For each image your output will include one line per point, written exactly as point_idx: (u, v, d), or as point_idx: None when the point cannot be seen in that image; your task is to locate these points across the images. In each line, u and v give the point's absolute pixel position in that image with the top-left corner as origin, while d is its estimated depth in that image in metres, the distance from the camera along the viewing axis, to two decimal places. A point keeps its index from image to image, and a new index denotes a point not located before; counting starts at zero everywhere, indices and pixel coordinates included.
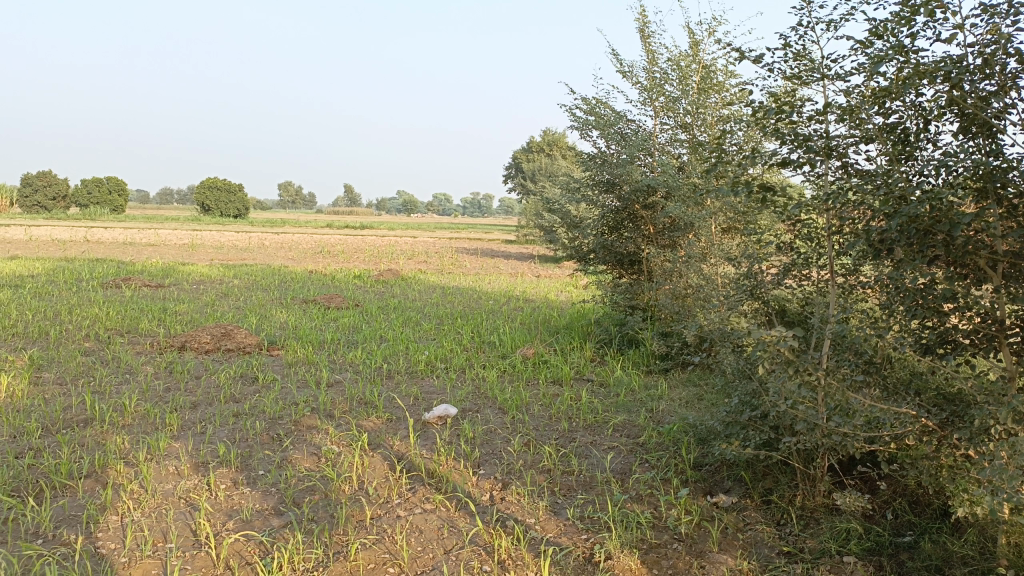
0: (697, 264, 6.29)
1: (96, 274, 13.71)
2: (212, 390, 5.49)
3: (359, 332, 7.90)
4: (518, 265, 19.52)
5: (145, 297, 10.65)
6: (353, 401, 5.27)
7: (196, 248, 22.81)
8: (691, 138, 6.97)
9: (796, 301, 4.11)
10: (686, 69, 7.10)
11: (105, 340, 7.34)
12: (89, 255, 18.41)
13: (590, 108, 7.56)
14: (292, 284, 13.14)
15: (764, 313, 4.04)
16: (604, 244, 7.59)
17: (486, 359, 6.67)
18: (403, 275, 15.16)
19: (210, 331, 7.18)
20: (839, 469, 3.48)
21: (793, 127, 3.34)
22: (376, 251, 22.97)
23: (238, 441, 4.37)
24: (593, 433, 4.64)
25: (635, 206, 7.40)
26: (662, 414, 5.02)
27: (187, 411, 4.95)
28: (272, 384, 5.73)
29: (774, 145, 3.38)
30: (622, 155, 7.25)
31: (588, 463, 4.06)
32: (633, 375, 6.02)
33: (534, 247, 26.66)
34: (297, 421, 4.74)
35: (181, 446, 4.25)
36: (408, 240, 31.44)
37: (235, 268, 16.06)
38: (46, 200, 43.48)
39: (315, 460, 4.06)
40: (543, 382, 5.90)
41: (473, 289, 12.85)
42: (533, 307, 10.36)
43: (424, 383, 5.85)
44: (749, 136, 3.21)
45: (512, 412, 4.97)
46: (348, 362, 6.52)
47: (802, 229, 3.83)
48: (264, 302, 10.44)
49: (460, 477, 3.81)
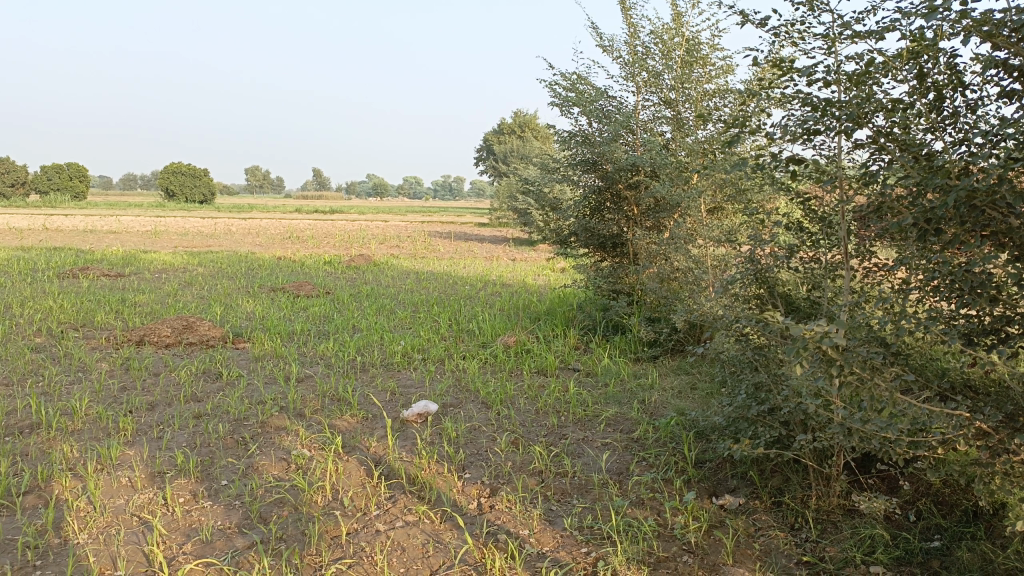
0: (685, 246, 6.02)
1: (53, 263, 13.08)
2: (172, 389, 5.09)
3: (330, 322, 7.51)
4: (492, 248, 19.15)
5: (104, 287, 10.14)
6: (325, 398, 4.91)
7: (158, 235, 22.12)
8: (675, 115, 6.66)
9: (801, 285, 3.84)
10: (669, 43, 6.76)
11: (58, 334, 6.88)
12: (47, 244, 17.69)
13: (570, 84, 7.20)
14: (260, 271, 12.67)
15: (769, 300, 3.77)
16: (586, 226, 7.27)
17: (466, 349, 6.34)
18: (375, 260, 14.75)
19: (170, 324, 6.75)
20: (856, 467, 3.24)
21: (802, 98, 3.05)
22: (346, 236, 22.45)
23: (198, 445, 4.00)
24: (584, 428, 4.35)
25: (618, 186, 7.07)
26: (655, 406, 4.75)
27: (144, 414, 4.57)
28: (237, 381, 5.35)
29: (783, 120, 3.09)
30: (605, 133, 6.91)
31: (582, 463, 3.76)
32: (621, 363, 5.73)
33: (507, 230, 26.35)
34: (264, 422, 4.37)
35: (134, 454, 3.88)
36: (380, 224, 30.97)
37: (200, 256, 15.51)
38: (4, 187, 42.21)
39: (284, 467, 3.71)
40: (527, 372, 5.59)
41: (448, 273, 12.48)
42: (510, 292, 10.02)
43: (400, 376, 5.51)
44: (755, 115, 2.90)
45: (497, 408, 4.65)
46: (319, 354, 6.15)
47: (813, 207, 3.56)
48: (229, 291, 9.97)
49: (444, 484, 3.50)
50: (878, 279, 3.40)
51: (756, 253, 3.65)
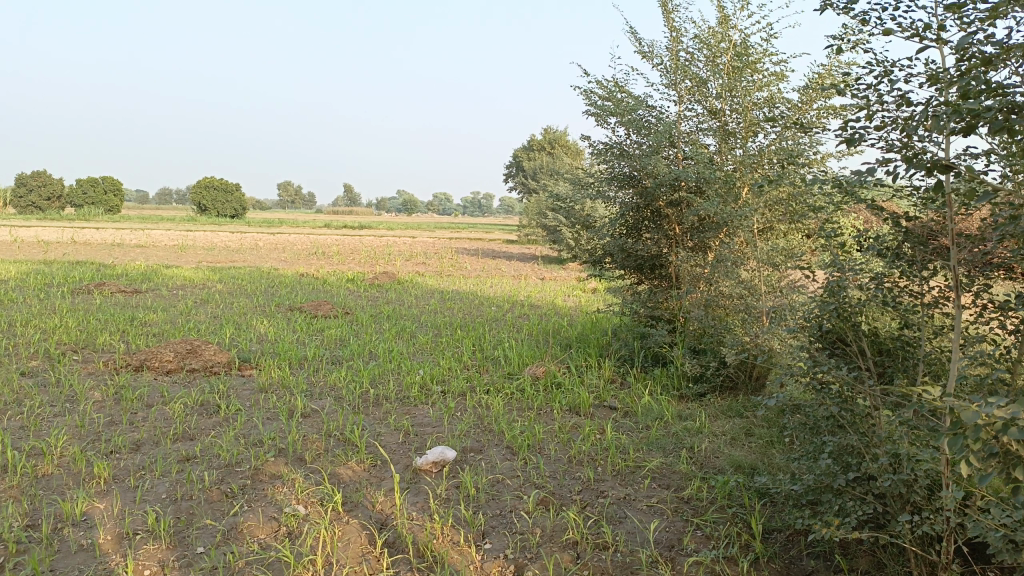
0: (734, 271, 5.39)
1: (69, 278, 12.77)
2: (162, 425, 4.57)
3: (346, 347, 6.97)
4: (521, 266, 18.56)
5: (116, 304, 9.74)
6: (330, 438, 4.35)
7: (184, 249, 21.87)
8: (720, 126, 6.05)
9: (891, 323, 3.21)
10: (715, 48, 6.13)
11: (55, 358, 6.42)
12: (70, 258, 17.47)
13: (607, 93, 6.61)
14: (279, 289, 12.22)
15: (854, 342, 3.15)
16: (622, 247, 6.60)
17: (490, 381, 5.76)
18: (399, 278, 14.24)
19: (174, 347, 6.25)
20: (969, 554, 2.64)
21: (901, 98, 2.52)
22: (370, 252, 22.01)
23: (178, 499, 3.47)
24: (626, 483, 3.75)
25: (658, 203, 6.40)
26: (705, 457, 4.14)
27: (125, 457, 4.06)
28: (236, 415, 4.82)
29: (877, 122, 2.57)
30: (644, 145, 6.29)
31: (624, 531, 3.17)
32: (663, 401, 5.11)
33: (535, 247, 25.86)
34: (258, 468, 3.83)
35: (103, 508, 3.36)
36: (407, 240, 30.52)
37: (222, 271, 15.12)
38: (41, 200, 42.71)
39: (273, 528, 3.17)
40: (558, 410, 4.99)
41: (473, 293, 11.92)
42: (539, 315, 9.42)
43: (416, 413, 4.94)
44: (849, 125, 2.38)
45: (524, 455, 4.07)
46: (329, 385, 5.61)
47: (912, 231, 2.93)
48: (245, 310, 9.51)
49: (460, 558, 2.93)
50: (993, 319, 2.79)
51: (839, 282, 3.06)
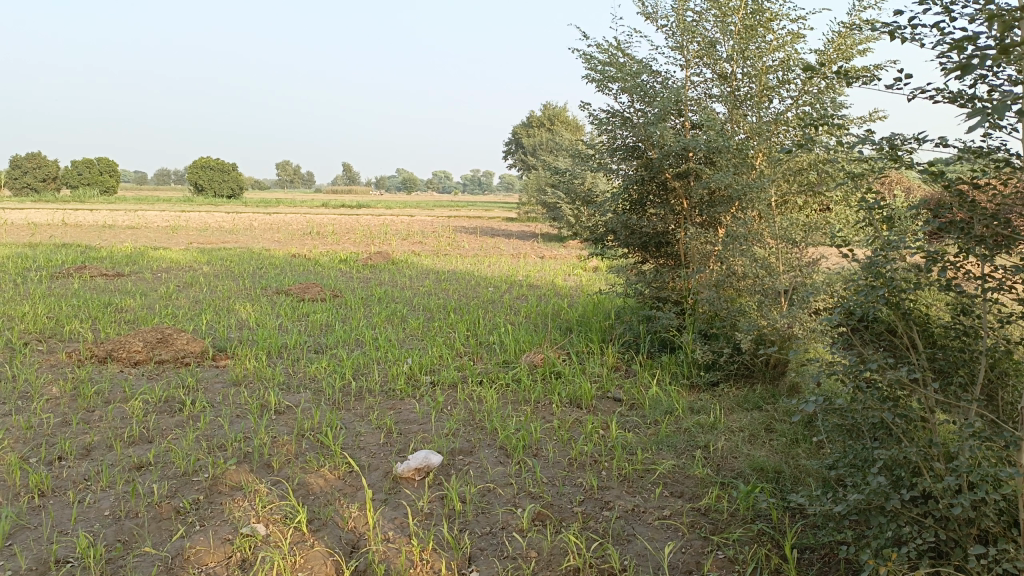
0: (749, 249, 4.90)
1: (48, 261, 12.29)
2: (118, 426, 4.12)
3: (331, 333, 6.52)
4: (519, 244, 18.04)
5: (94, 289, 9.27)
6: (303, 440, 3.90)
7: (176, 230, 21.37)
8: (730, 91, 5.52)
9: (945, 309, 2.74)
10: (725, 7, 5.55)
11: (16, 349, 5.95)
12: (57, 240, 16.96)
13: (608, 56, 6.09)
14: (268, 270, 11.74)
15: (904, 332, 2.68)
16: (626, 224, 6.07)
17: (483, 370, 5.31)
18: (393, 258, 13.76)
19: (143, 336, 5.78)
20: None
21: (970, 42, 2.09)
22: (365, 232, 21.51)
23: (121, 517, 3.03)
24: (634, 490, 3.32)
25: (664, 175, 5.87)
26: (723, 457, 3.69)
27: (71, 464, 3.61)
28: (202, 413, 4.37)
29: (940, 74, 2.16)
30: (649, 113, 5.77)
31: (631, 555, 2.74)
32: (673, 392, 4.66)
33: (534, 225, 25.40)
34: (218, 478, 3.38)
35: (34, 530, 2.93)
36: (405, 219, 29.99)
37: (211, 253, 14.66)
38: (36, 182, 42.11)
39: (226, 555, 2.74)
40: (557, 404, 4.53)
41: (470, 273, 11.46)
42: (538, 296, 8.94)
43: (401, 408, 4.49)
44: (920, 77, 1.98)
45: (518, 459, 3.62)
46: (310, 377, 5.15)
47: (977, 202, 2.46)
48: (229, 294, 9.03)
49: None
50: None
51: (887, 262, 2.60)
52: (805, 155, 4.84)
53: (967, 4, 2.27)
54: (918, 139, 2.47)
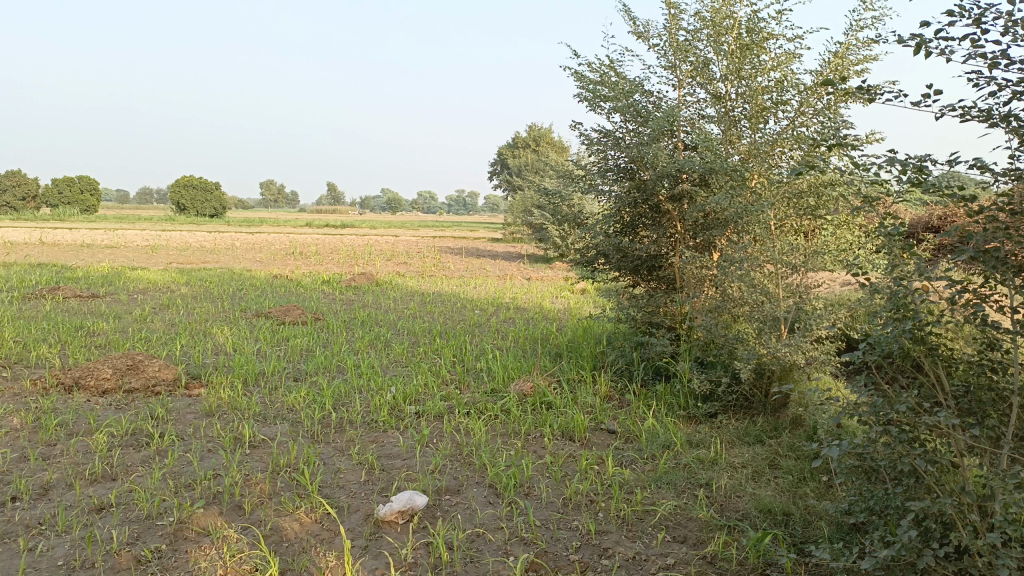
0: (748, 274, 4.71)
1: (20, 282, 11.90)
2: (80, 463, 3.83)
3: (311, 359, 6.25)
4: (506, 266, 17.83)
5: (66, 311, 8.94)
6: (278, 477, 3.64)
7: (156, 250, 20.98)
8: (725, 112, 5.36)
9: (971, 343, 2.54)
10: (718, 26, 5.39)
11: None
12: (33, 260, 16.55)
13: (599, 76, 5.93)
14: (248, 292, 11.44)
15: (928, 369, 2.48)
16: (617, 247, 5.87)
17: (471, 399, 5.07)
18: (377, 279, 13.49)
19: (112, 363, 5.49)
20: None
21: None
22: (348, 252, 21.23)
23: (75, 568, 2.77)
24: (635, 535, 3.09)
25: (657, 198, 5.68)
26: (726, 497, 3.48)
27: (24, 506, 3.33)
28: (171, 447, 4.09)
29: None
30: (642, 134, 5.59)
31: None
32: (670, 424, 4.44)
33: (519, 246, 25.24)
34: (184, 522, 3.12)
35: None
36: (390, 239, 29.74)
37: (190, 273, 14.34)
38: (15, 201, 41.48)
39: None
40: (549, 437, 4.30)
41: (456, 295, 11.22)
42: (526, 319, 8.72)
43: (384, 442, 4.24)
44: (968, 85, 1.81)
45: (509, 500, 3.38)
46: (288, 407, 4.89)
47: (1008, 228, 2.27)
48: (207, 317, 8.73)
49: None
50: None
51: (910, 292, 2.40)
52: (804, 179, 4.66)
53: (997, 17, 2.13)
54: (947, 160, 2.30)
